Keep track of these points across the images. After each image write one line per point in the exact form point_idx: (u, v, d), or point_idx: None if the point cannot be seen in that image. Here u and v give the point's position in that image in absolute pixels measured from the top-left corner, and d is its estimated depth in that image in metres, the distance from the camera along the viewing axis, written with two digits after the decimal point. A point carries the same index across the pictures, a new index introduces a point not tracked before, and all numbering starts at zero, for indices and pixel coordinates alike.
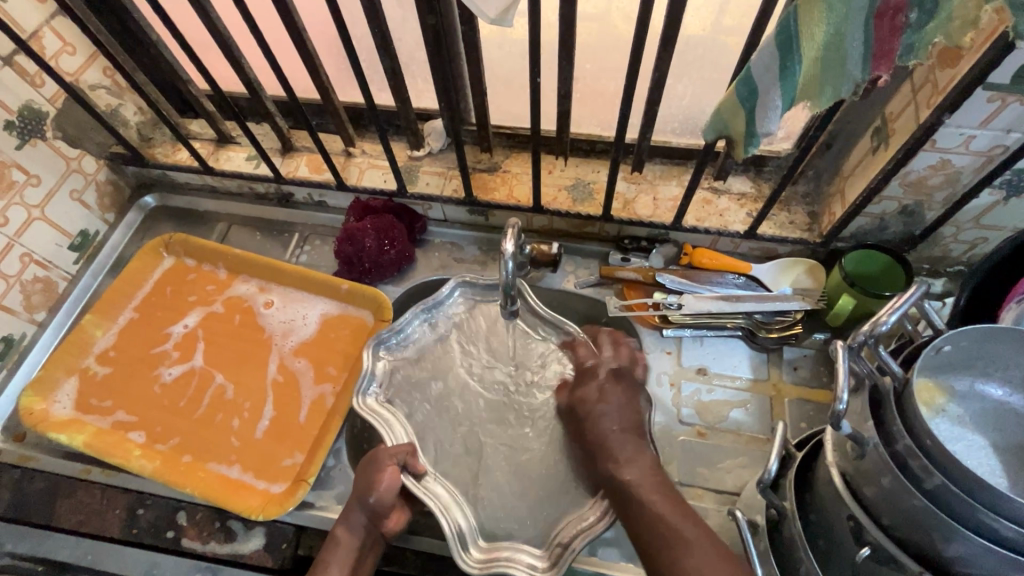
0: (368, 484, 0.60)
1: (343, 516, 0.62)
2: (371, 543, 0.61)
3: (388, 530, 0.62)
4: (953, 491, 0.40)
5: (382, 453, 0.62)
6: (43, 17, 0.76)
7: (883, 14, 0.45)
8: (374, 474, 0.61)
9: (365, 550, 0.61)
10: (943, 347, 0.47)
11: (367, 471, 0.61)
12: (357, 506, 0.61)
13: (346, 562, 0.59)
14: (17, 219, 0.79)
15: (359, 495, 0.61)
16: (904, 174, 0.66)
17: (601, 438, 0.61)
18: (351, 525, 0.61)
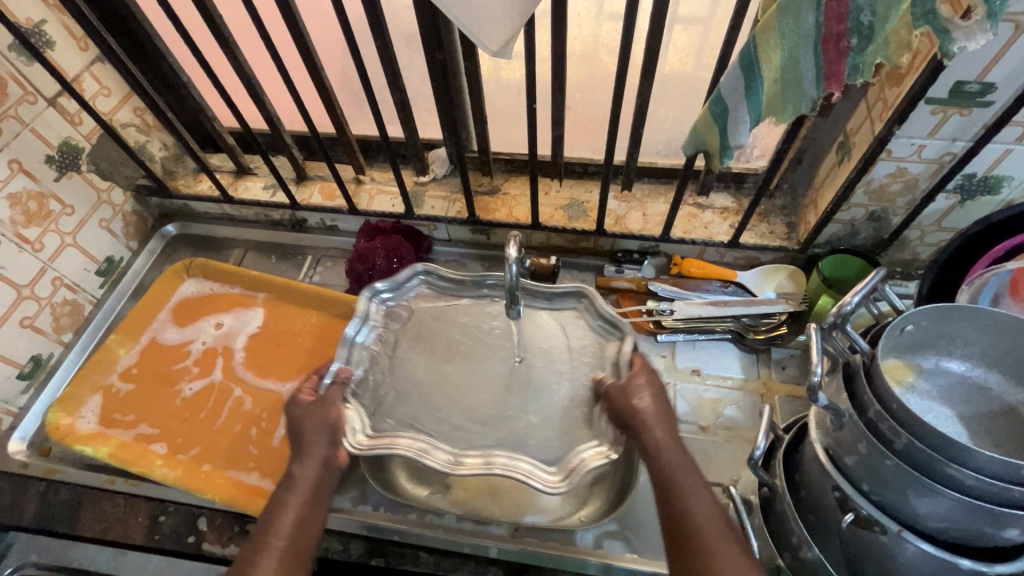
0: (321, 413, 0.64)
1: (298, 447, 0.63)
2: (330, 471, 0.62)
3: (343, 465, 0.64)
4: (920, 448, 0.44)
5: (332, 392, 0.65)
6: (84, 63, 0.84)
7: (828, 40, 0.52)
8: (321, 408, 0.64)
9: (328, 478, 0.62)
10: (905, 327, 0.53)
11: (314, 408, 0.64)
12: (309, 439, 0.62)
13: (305, 494, 0.60)
14: (52, 245, 0.84)
15: (308, 430, 0.63)
16: (867, 183, 0.73)
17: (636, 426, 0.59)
18: (307, 453, 0.62)
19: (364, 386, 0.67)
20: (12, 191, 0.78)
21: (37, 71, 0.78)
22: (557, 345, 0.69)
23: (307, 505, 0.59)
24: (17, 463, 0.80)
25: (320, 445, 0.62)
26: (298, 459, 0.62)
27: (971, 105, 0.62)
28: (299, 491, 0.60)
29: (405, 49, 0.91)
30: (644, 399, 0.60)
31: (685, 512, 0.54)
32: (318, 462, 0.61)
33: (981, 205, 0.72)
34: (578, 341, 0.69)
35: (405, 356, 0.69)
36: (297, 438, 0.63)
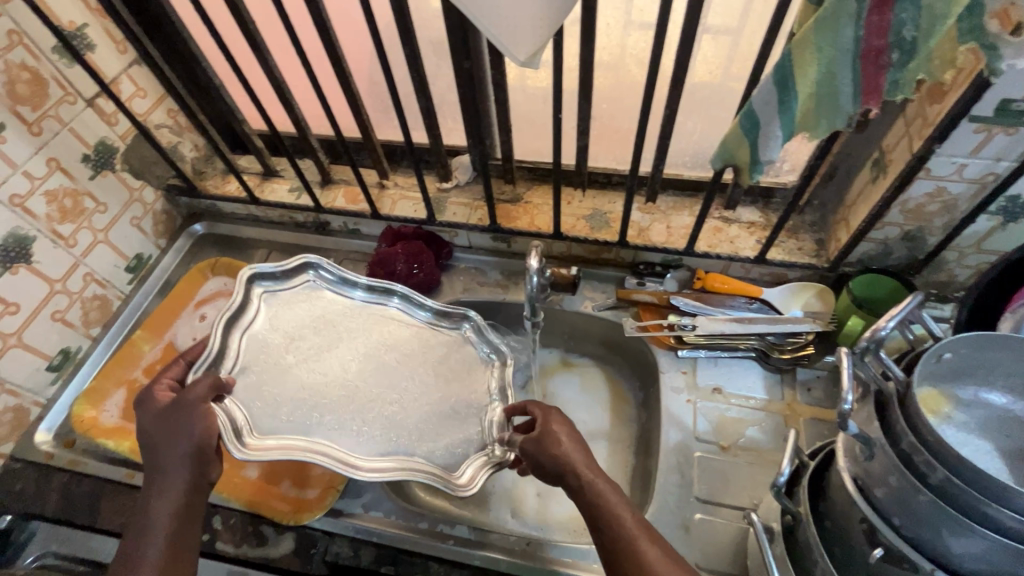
0: (177, 428, 0.61)
1: (153, 469, 0.60)
2: (196, 486, 0.60)
3: (212, 477, 0.62)
4: (957, 484, 0.42)
5: (193, 398, 0.63)
6: (122, 65, 0.87)
7: (868, 55, 0.50)
8: (173, 424, 0.61)
9: (194, 493, 0.60)
10: (943, 354, 0.50)
11: (173, 421, 0.61)
12: (164, 459, 0.59)
13: (169, 517, 0.57)
14: (85, 242, 0.87)
15: (167, 445, 0.60)
16: (903, 202, 0.70)
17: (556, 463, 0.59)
18: (164, 474, 0.59)
19: (254, 378, 0.72)
20: (50, 188, 0.80)
21: (77, 73, 0.81)
22: (436, 356, 0.79)
23: (175, 527, 0.57)
24: (43, 454, 0.81)
25: (179, 461, 0.59)
26: (156, 481, 0.59)
27: (1018, 124, 0.59)
28: (162, 514, 0.57)
29: (434, 57, 0.90)
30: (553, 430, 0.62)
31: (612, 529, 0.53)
32: (179, 481, 0.59)
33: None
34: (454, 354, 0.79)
35: (293, 350, 0.76)
36: (153, 456, 0.60)
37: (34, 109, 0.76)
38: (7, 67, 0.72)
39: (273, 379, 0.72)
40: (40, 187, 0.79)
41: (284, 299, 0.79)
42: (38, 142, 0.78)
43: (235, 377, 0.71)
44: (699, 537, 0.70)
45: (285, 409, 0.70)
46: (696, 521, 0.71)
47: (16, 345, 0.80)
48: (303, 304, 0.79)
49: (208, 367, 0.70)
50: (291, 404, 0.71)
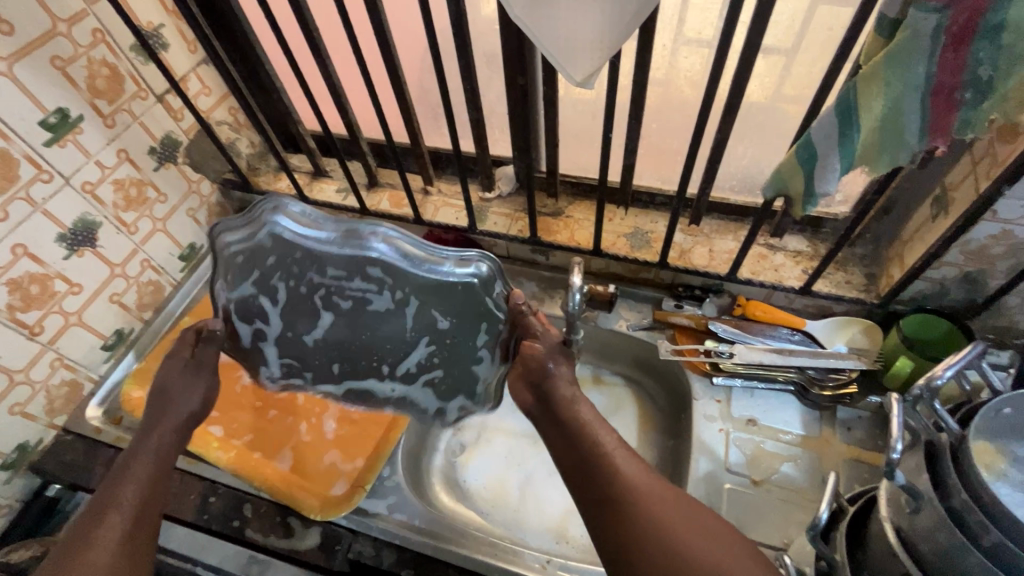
0: (173, 387, 0.66)
1: (153, 418, 0.63)
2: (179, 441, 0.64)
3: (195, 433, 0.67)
4: (1011, 548, 0.40)
5: (205, 357, 0.67)
6: (191, 64, 0.91)
7: (939, 92, 0.48)
8: (183, 379, 0.66)
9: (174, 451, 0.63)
10: (1001, 409, 0.48)
11: (179, 382, 0.66)
12: (173, 402, 0.65)
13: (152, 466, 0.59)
14: (144, 230, 0.91)
15: (173, 393, 0.65)
16: (965, 242, 0.67)
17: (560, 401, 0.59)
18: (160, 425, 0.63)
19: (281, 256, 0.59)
20: (118, 177, 0.85)
21: (151, 70, 0.86)
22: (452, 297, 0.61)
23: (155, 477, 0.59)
24: (92, 428, 0.86)
25: (185, 403, 0.65)
26: (157, 418, 0.63)
27: None
28: (155, 446, 0.61)
29: (486, 69, 0.91)
30: (531, 342, 0.62)
31: (596, 457, 0.55)
32: (176, 420, 0.64)
33: None
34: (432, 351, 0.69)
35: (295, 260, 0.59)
36: (158, 408, 0.64)
37: (110, 103, 0.81)
38: (89, 62, 0.77)
39: (290, 257, 0.59)
40: (109, 176, 0.84)
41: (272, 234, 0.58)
42: (111, 134, 0.83)
43: (252, 233, 0.58)
44: None
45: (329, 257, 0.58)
46: None
47: (76, 324, 0.84)
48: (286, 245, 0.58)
49: (238, 239, 0.60)
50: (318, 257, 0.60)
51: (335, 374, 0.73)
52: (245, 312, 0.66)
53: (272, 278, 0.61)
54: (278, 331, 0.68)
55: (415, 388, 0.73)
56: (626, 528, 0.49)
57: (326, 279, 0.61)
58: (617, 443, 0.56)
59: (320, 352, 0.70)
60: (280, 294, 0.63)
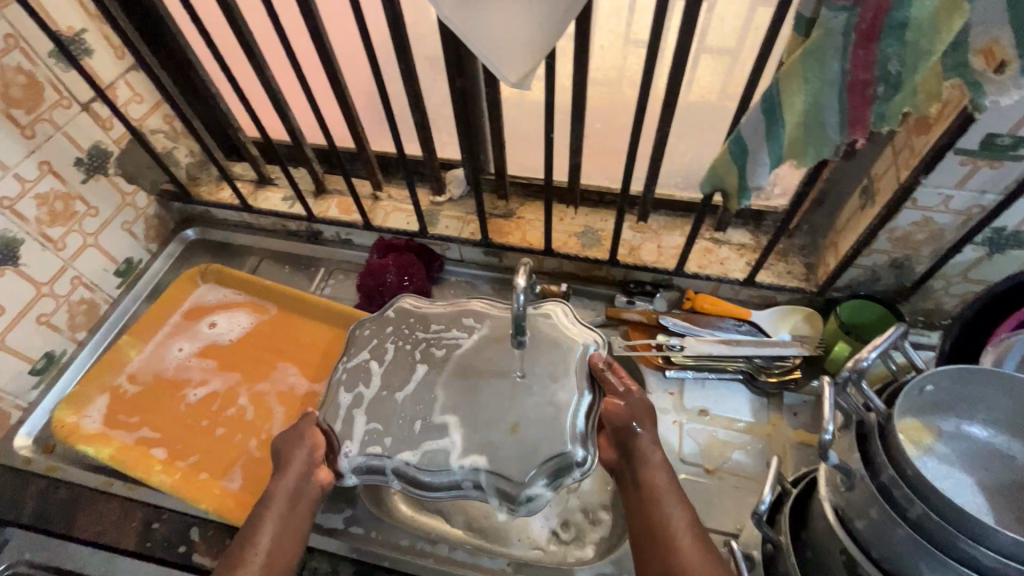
0: (293, 438, 0.68)
1: (279, 463, 0.66)
2: (302, 488, 0.64)
3: (323, 481, 0.65)
4: (934, 520, 0.42)
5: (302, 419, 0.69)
6: (119, 71, 0.87)
7: (853, 87, 0.51)
8: (297, 429, 0.68)
9: (303, 495, 0.64)
10: (925, 387, 0.50)
11: (288, 437, 0.68)
12: (286, 455, 0.66)
13: (274, 520, 0.62)
14: (74, 245, 0.86)
15: (290, 447, 0.67)
16: (890, 230, 0.71)
17: (647, 479, 0.63)
18: (285, 471, 0.65)
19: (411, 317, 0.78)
20: (41, 191, 0.80)
21: (74, 77, 0.81)
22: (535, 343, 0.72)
23: (279, 529, 0.62)
24: (22, 459, 0.81)
25: (300, 461, 0.65)
26: (279, 470, 0.65)
27: (1003, 159, 0.60)
28: (278, 502, 0.63)
29: (430, 72, 0.91)
30: (615, 400, 0.67)
31: (662, 530, 0.59)
32: (296, 474, 0.65)
33: (1010, 259, 0.70)
34: (528, 412, 0.66)
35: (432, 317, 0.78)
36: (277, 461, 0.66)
37: (28, 112, 0.76)
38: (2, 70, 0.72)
39: (422, 317, 0.78)
40: (30, 190, 0.79)
41: (411, 309, 0.79)
42: (32, 145, 0.78)
43: (396, 307, 0.80)
44: None
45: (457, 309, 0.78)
46: None
47: None
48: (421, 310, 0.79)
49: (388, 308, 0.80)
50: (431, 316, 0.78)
51: (414, 438, 0.67)
52: (360, 380, 0.72)
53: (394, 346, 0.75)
54: (375, 397, 0.71)
55: (507, 448, 0.64)
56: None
57: (445, 347, 0.74)
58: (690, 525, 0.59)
59: (410, 408, 0.69)
60: (399, 360, 0.74)
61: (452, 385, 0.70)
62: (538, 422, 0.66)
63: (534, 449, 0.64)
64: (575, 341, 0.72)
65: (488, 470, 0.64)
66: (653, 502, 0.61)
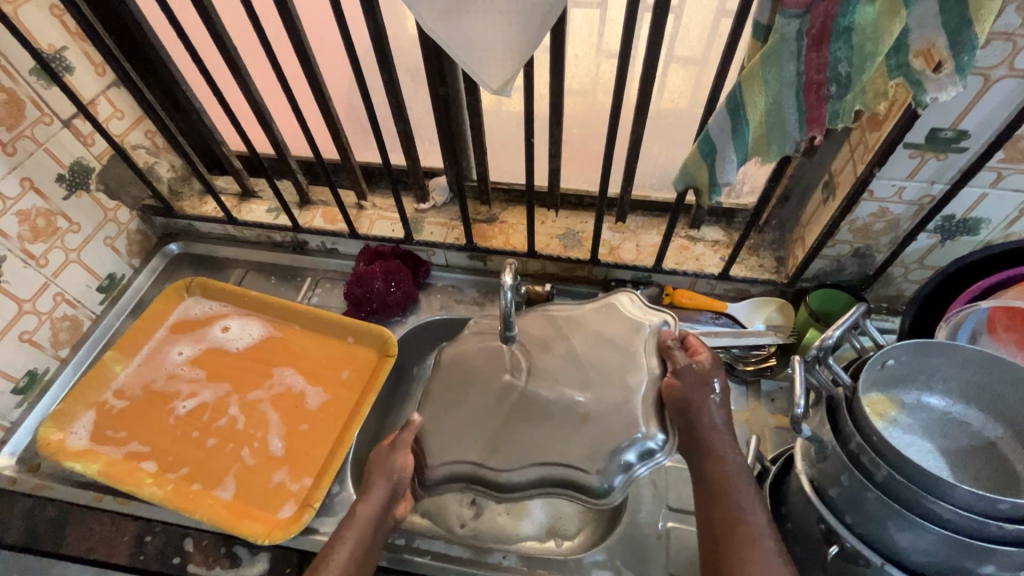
0: (387, 459, 0.64)
1: (367, 482, 0.64)
2: (386, 515, 0.62)
3: (398, 514, 0.64)
4: (899, 480, 0.46)
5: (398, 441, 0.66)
6: (100, 87, 0.87)
7: (809, 88, 0.55)
8: (392, 451, 0.65)
9: (383, 523, 0.62)
10: (887, 361, 0.54)
11: (384, 458, 0.65)
12: (376, 478, 0.64)
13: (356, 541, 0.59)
14: (56, 261, 0.86)
15: (376, 473, 0.64)
16: (851, 221, 0.75)
17: (719, 471, 0.58)
18: (372, 492, 0.63)
19: (468, 335, 0.73)
20: (22, 208, 0.80)
21: (55, 94, 0.81)
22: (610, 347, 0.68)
23: (360, 552, 0.59)
24: (5, 479, 0.79)
25: (383, 490, 0.63)
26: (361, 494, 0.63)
27: (947, 151, 0.65)
28: (362, 526, 0.60)
29: (411, 84, 0.94)
30: (671, 378, 0.63)
31: (733, 523, 0.55)
32: (381, 501, 0.62)
33: (961, 245, 0.75)
34: (598, 404, 0.63)
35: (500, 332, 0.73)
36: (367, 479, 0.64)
37: (9, 129, 0.77)
38: None
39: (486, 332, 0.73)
40: (12, 207, 0.79)
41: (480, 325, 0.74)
42: (13, 162, 0.78)
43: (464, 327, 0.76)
44: (673, 547, 0.72)
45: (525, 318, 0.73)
46: (669, 530, 0.74)
47: None
48: (484, 325, 0.74)
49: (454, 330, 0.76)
50: (483, 334, 0.73)
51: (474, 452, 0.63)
52: (432, 400, 0.68)
53: (462, 355, 0.71)
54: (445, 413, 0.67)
55: (581, 440, 0.62)
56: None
57: (496, 362, 0.69)
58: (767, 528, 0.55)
59: (472, 425, 0.65)
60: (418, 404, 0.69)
61: (526, 387, 0.66)
62: (610, 411, 0.63)
63: (604, 445, 0.61)
64: (640, 323, 0.70)
65: (560, 461, 0.61)
66: (724, 492, 0.57)
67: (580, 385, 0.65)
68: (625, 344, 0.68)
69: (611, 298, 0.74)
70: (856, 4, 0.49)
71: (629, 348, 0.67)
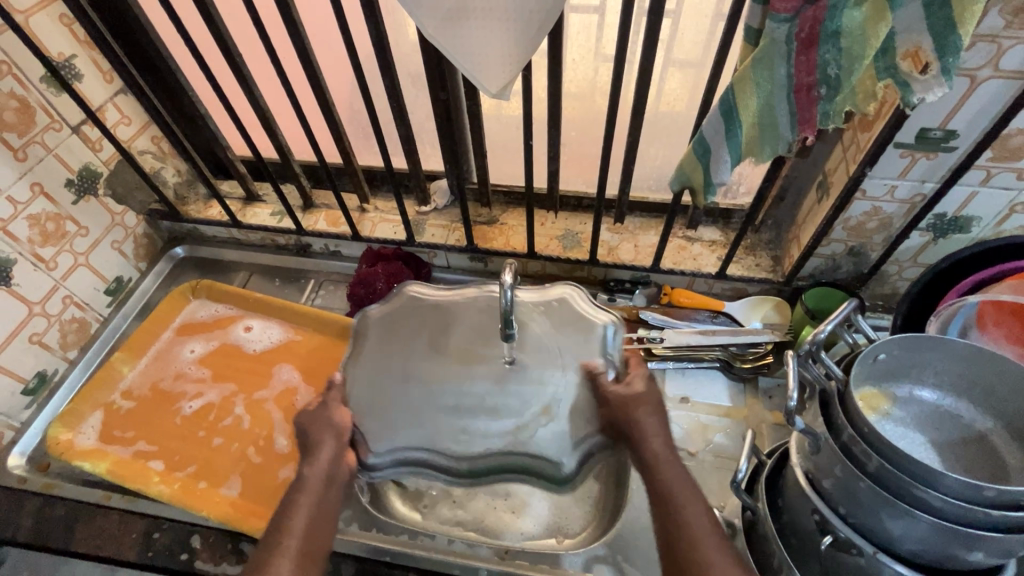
0: (324, 421, 0.64)
1: (308, 447, 0.63)
2: (335, 474, 0.62)
3: (353, 464, 0.64)
4: (889, 469, 0.47)
5: (330, 399, 0.65)
6: (108, 94, 0.89)
7: (800, 90, 0.56)
8: (327, 412, 0.65)
9: (333, 481, 0.62)
10: (878, 355, 0.55)
11: (317, 424, 0.64)
12: (315, 441, 0.63)
13: (310, 506, 0.60)
14: (65, 265, 0.88)
15: (317, 432, 0.64)
16: (845, 220, 0.77)
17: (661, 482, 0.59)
18: (315, 454, 0.62)
19: (403, 307, 0.71)
20: (32, 213, 0.82)
21: (64, 101, 0.83)
22: (550, 343, 0.67)
23: (314, 516, 0.60)
24: (16, 478, 0.81)
25: (328, 448, 0.63)
26: (307, 459, 0.62)
27: (937, 150, 0.66)
28: (312, 490, 0.61)
29: (412, 89, 0.96)
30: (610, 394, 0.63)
31: (679, 530, 0.56)
32: (326, 461, 0.62)
33: (953, 243, 0.76)
34: (543, 387, 0.65)
35: (434, 308, 0.71)
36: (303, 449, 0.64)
37: (20, 136, 0.79)
38: None
39: (421, 305, 0.71)
40: (23, 212, 0.81)
41: (411, 299, 0.72)
42: (23, 167, 0.80)
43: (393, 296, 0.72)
44: None
45: (460, 300, 0.71)
46: None
47: None
48: (417, 301, 0.71)
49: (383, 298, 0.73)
50: (417, 307, 0.71)
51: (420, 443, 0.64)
52: (368, 380, 0.67)
53: (403, 332, 0.70)
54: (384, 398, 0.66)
55: (539, 431, 0.64)
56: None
57: (433, 343, 0.69)
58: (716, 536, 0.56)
59: (414, 412, 0.65)
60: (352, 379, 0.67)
61: (470, 372, 0.66)
62: (563, 403, 0.64)
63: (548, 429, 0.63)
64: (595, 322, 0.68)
65: (523, 450, 0.63)
66: (669, 501, 0.58)
67: (531, 371, 0.65)
68: (566, 339, 0.67)
69: (555, 290, 0.71)
70: (843, 8, 0.51)
71: (573, 339, 0.67)
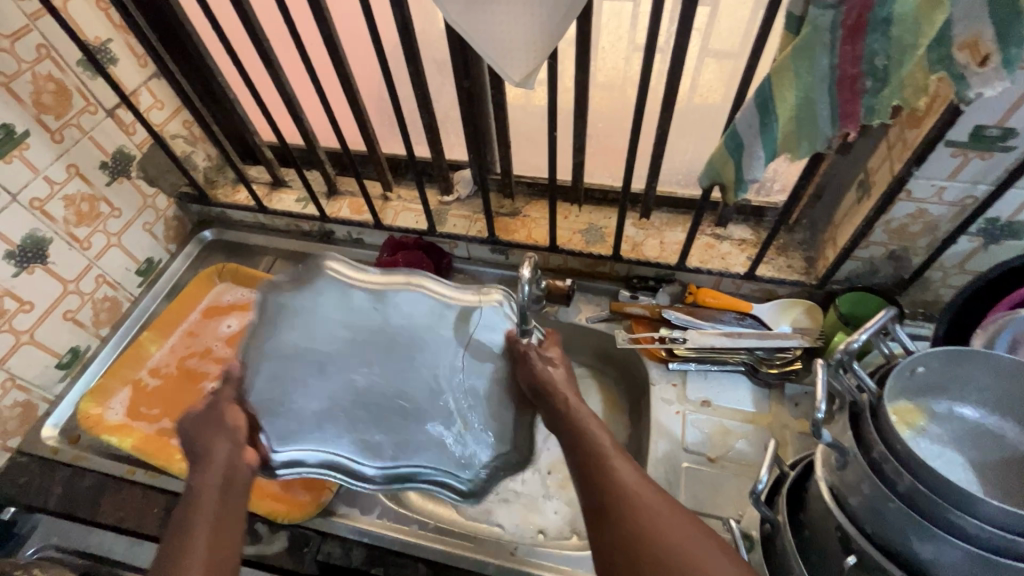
0: (216, 420, 0.66)
1: (197, 455, 0.63)
2: (231, 472, 0.62)
3: (250, 463, 0.64)
4: (922, 491, 0.44)
5: (221, 401, 0.69)
6: (142, 78, 0.91)
7: (843, 81, 0.53)
8: (217, 412, 0.67)
9: (230, 479, 0.61)
10: (916, 368, 0.52)
11: (207, 430, 0.65)
12: (207, 445, 0.64)
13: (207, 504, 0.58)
14: (98, 245, 0.90)
15: (209, 436, 0.65)
16: (886, 222, 0.73)
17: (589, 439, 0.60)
18: (206, 458, 0.62)
19: (331, 293, 0.78)
20: (68, 193, 0.84)
21: (99, 85, 0.85)
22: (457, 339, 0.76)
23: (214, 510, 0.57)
24: (48, 449, 0.84)
25: (223, 449, 0.63)
26: (199, 465, 0.62)
27: (993, 149, 0.61)
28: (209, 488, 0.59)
29: (437, 76, 0.95)
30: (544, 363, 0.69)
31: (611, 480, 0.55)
32: (220, 462, 0.62)
33: (1005, 249, 0.71)
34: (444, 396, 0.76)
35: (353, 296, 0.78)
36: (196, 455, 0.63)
37: (57, 118, 0.81)
38: (34, 78, 0.77)
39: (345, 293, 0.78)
40: (59, 192, 0.83)
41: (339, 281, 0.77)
42: (60, 149, 0.82)
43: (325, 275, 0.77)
44: None
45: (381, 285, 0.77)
46: None
47: (28, 342, 0.83)
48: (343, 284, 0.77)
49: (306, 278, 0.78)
50: (339, 293, 0.78)
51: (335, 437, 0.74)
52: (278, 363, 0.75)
53: (319, 322, 0.78)
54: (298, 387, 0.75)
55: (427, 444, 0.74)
56: (638, 549, 0.50)
57: (346, 333, 0.78)
58: (614, 445, 0.59)
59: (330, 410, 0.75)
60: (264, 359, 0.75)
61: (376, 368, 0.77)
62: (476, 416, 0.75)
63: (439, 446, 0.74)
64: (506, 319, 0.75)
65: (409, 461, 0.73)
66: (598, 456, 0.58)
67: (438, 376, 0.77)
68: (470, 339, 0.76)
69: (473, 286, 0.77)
70: None
71: (477, 343, 0.76)
